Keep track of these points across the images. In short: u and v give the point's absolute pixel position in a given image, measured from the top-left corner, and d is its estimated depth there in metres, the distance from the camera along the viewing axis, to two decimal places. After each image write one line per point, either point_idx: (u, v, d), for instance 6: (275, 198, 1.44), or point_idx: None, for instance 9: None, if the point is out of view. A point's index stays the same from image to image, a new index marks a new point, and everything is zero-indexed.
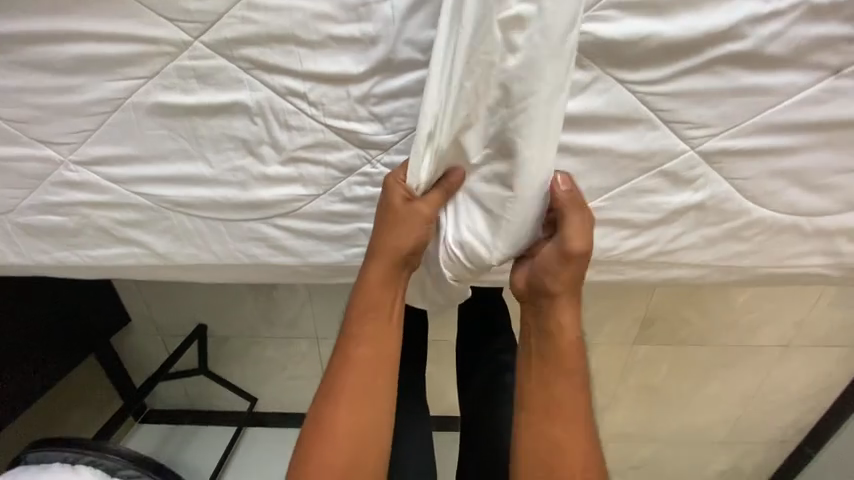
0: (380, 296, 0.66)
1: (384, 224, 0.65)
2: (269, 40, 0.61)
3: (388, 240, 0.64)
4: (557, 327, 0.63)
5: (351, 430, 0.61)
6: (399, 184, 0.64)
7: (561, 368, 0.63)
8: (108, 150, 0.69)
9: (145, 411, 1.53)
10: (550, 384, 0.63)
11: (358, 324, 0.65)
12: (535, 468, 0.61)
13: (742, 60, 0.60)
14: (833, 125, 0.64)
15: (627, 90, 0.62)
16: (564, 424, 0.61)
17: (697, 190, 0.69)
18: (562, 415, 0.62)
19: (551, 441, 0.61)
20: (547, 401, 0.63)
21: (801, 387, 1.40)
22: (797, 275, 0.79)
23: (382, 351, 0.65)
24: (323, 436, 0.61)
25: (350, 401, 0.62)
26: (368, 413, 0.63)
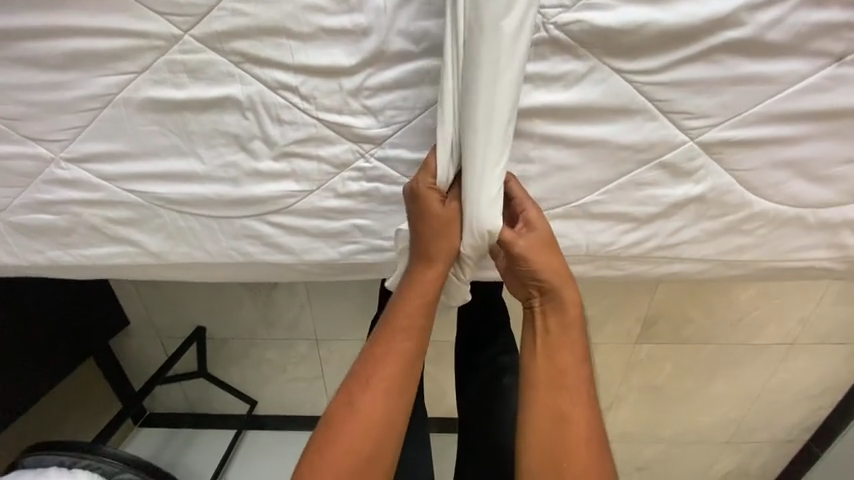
0: (422, 295, 0.64)
1: (427, 220, 0.63)
2: (260, 33, 0.60)
3: (435, 240, 0.64)
4: (558, 302, 0.63)
5: (382, 422, 0.59)
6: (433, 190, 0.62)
7: (561, 341, 0.63)
8: (99, 147, 0.68)
9: (144, 414, 1.52)
10: (556, 357, 0.62)
11: (399, 317, 0.63)
12: (548, 444, 0.58)
13: (741, 48, 0.59)
14: (835, 114, 0.63)
15: (624, 80, 0.61)
16: (571, 398, 0.60)
17: (697, 182, 0.67)
18: (569, 389, 0.61)
19: (556, 412, 0.59)
20: (554, 375, 0.61)
21: (806, 385, 1.37)
22: (800, 269, 0.77)
23: (419, 349, 0.63)
24: (349, 423, 0.58)
25: (385, 393, 0.60)
26: (402, 408, 0.60)
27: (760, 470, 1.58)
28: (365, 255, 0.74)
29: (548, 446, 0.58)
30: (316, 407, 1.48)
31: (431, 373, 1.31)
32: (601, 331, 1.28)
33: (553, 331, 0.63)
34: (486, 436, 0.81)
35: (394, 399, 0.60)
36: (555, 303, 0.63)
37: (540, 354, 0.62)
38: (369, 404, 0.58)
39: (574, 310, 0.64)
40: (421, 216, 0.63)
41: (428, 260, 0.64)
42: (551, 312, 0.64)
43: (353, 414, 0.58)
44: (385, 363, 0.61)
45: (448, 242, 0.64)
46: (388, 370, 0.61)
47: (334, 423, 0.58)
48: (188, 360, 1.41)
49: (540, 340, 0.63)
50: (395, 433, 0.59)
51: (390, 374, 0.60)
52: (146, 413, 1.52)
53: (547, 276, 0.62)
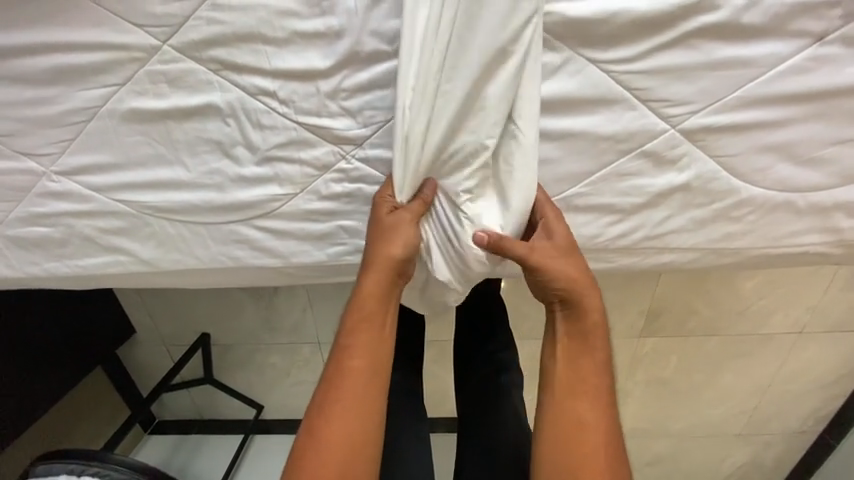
0: (374, 305, 0.64)
1: (376, 234, 0.64)
2: (235, 39, 0.62)
3: (382, 251, 0.63)
4: (584, 309, 0.63)
5: (347, 442, 0.58)
6: (387, 199, 0.65)
7: (583, 348, 0.63)
8: (88, 159, 0.69)
9: (154, 422, 1.54)
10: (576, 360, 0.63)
11: (352, 334, 0.63)
12: (571, 447, 0.58)
13: (716, 32, 0.59)
14: (819, 96, 0.62)
15: (600, 70, 0.61)
16: (591, 400, 0.61)
17: (681, 171, 0.67)
18: (588, 390, 0.61)
19: (577, 419, 0.60)
20: (574, 379, 0.62)
21: (818, 374, 1.35)
22: (796, 256, 0.76)
23: (374, 360, 0.62)
24: (316, 447, 0.57)
25: (345, 413, 0.59)
26: (364, 425, 0.59)
27: (774, 462, 1.54)
28: (352, 256, 0.74)
29: (570, 448, 0.58)
30: None
31: (433, 374, 1.31)
32: None
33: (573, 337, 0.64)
34: (487, 431, 0.80)
35: (355, 417, 0.59)
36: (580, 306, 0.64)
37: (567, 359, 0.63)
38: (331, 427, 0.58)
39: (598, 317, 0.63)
40: (378, 232, 0.64)
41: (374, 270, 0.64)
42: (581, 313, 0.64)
43: (318, 439, 0.58)
44: (343, 381, 0.60)
45: (388, 250, 0.63)
46: (344, 389, 0.60)
47: (301, 456, 0.57)
48: (192, 367, 1.42)
49: (561, 346, 0.64)
50: (360, 450, 0.58)
51: (349, 393, 0.60)
52: (156, 421, 1.54)
53: (573, 277, 0.63)
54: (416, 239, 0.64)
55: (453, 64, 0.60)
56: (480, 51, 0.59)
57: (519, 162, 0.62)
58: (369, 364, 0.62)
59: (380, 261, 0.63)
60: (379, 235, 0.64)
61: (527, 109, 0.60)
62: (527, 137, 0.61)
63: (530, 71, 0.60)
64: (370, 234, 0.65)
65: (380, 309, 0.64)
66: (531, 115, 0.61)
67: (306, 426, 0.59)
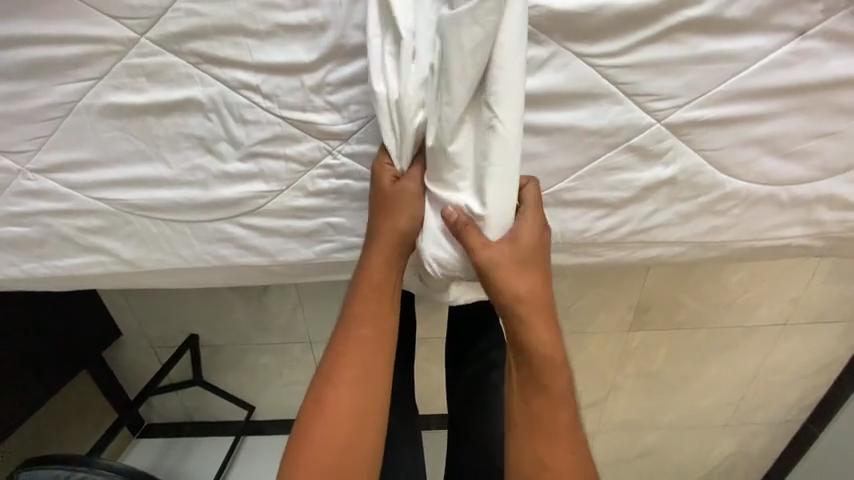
0: (380, 278, 0.64)
1: (380, 206, 0.64)
2: (216, 32, 0.60)
3: (386, 224, 0.63)
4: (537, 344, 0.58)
5: (351, 413, 0.58)
6: (387, 167, 0.64)
7: (541, 386, 0.58)
8: (65, 156, 0.67)
9: (143, 425, 1.51)
10: (532, 399, 0.58)
11: (358, 304, 0.63)
12: None
13: (700, 26, 0.59)
14: (801, 89, 0.63)
15: (586, 64, 0.61)
16: (550, 440, 0.56)
17: (667, 164, 0.67)
18: (547, 431, 0.57)
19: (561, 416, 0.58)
20: (532, 417, 0.58)
21: (801, 365, 1.37)
22: (781, 248, 0.77)
23: (381, 332, 0.62)
24: (320, 416, 0.58)
25: (349, 385, 0.59)
26: (367, 397, 0.59)
27: (760, 451, 1.57)
28: (340, 253, 0.73)
29: None
30: None
31: (425, 371, 1.30)
32: (592, 321, 1.28)
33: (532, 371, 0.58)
34: (476, 428, 0.80)
35: (359, 389, 0.59)
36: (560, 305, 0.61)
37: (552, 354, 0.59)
38: (335, 399, 0.58)
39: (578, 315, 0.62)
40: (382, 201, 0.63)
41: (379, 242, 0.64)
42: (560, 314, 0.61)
43: (322, 413, 0.58)
44: (347, 355, 0.60)
45: (391, 223, 0.63)
46: (349, 362, 0.60)
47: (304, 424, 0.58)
48: (180, 368, 1.40)
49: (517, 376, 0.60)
50: (362, 423, 0.58)
51: (352, 366, 0.60)
52: (144, 424, 1.51)
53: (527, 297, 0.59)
54: (420, 213, 0.63)
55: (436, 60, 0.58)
56: (459, 40, 0.55)
57: (499, 154, 0.58)
58: (373, 337, 0.62)
59: (386, 234, 0.63)
60: (382, 206, 0.64)
61: (508, 87, 0.56)
62: (510, 131, 0.58)
63: (511, 60, 0.56)
64: (372, 206, 0.65)
65: (386, 281, 0.64)
66: (514, 107, 0.57)
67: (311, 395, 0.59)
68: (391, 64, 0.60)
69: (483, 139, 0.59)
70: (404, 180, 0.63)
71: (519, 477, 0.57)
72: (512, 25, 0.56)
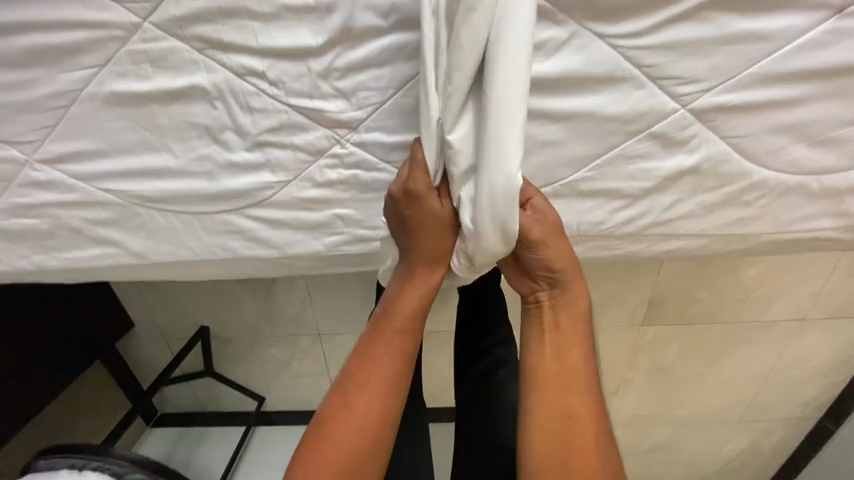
0: (413, 294, 0.64)
1: (420, 228, 0.61)
2: (220, 16, 0.58)
3: (426, 248, 0.63)
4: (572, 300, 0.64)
5: (373, 419, 0.60)
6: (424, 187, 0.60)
7: (571, 339, 0.62)
8: (71, 147, 0.66)
9: (157, 414, 1.53)
10: (564, 354, 0.61)
11: (390, 316, 0.64)
12: (553, 441, 0.59)
13: (731, 3, 0.56)
14: (837, 72, 0.59)
15: (606, 45, 0.58)
16: (578, 394, 0.60)
17: (691, 152, 0.64)
18: (575, 385, 0.60)
19: (564, 415, 0.59)
20: (562, 373, 0.61)
21: (821, 362, 1.34)
22: (808, 240, 0.73)
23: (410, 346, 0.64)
24: (344, 415, 0.60)
25: (377, 391, 0.61)
26: (388, 404, 0.61)
27: (775, 449, 1.54)
28: (350, 245, 0.72)
29: (556, 439, 0.59)
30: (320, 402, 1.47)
31: (434, 364, 1.29)
32: (605, 315, 1.25)
33: (562, 327, 0.63)
34: (484, 424, 0.79)
35: (386, 398, 0.61)
36: (565, 299, 0.64)
37: (549, 355, 0.62)
38: (363, 402, 0.60)
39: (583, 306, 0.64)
40: (419, 220, 0.61)
41: (417, 264, 0.64)
42: (562, 314, 0.63)
43: (347, 410, 0.60)
44: (378, 363, 0.62)
45: (429, 244, 0.62)
46: (377, 369, 0.62)
47: (327, 420, 0.60)
48: (191, 360, 1.41)
49: (549, 337, 0.62)
50: (384, 426, 0.61)
51: (380, 373, 0.62)
52: (157, 414, 1.53)
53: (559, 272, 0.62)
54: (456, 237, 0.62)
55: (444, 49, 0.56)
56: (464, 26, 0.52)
57: (497, 139, 0.53)
58: (404, 351, 0.63)
59: (421, 252, 0.63)
60: (423, 230, 0.61)
61: (513, 68, 0.52)
62: (513, 125, 0.53)
63: (516, 47, 0.52)
64: (409, 225, 0.62)
65: (418, 300, 0.64)
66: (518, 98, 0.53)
67: (336, 394, 0.62)
68: (431, 35, 0.55)
69: (483, 131, 0.54)
70: (445, 205, 0.61)
71: (548, 435, 0.59)
72: (519, 10, 0.51)
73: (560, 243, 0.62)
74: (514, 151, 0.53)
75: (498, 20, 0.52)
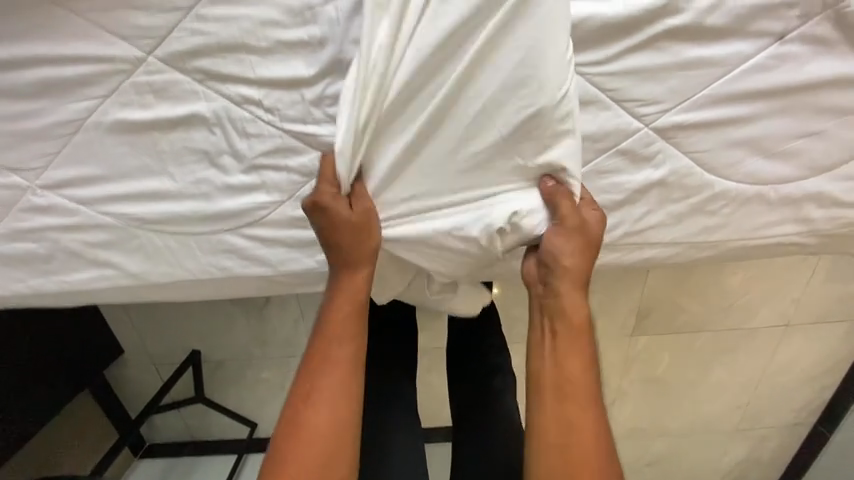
0: (346, 300, 0.63)
1: (337, 233, 0.63)
2: (220, 50, 0.63)
3: (347, 250, 0.63)
4: (570, 308, 0.62)
5: (324, 438, 0.56)
6: (332, 196, 0.63)
7: (570, 347, 0.61)
8: (73, 172, 0.69)
9: (144, 443, 1.50)
10: (561, 362, 0.60)
11: (327, 326, 0.61)
12: (552, 454, 0.56)
13: (682, 33, 0.63)
14: (783, 92, 0.66)
15: (574, 72, 0.64)
16: (575, 404, 0.58)
17: (657, 167, 0.69)
18: (573, 394, 0.59)
19: (564, 425, 0.57)
20: (558, 381, 0.59)
21: (808, 366, 1.37)
22: (774, 247, 0.78)
23: (351, 354, 0.61)
24: (292, 441, 0.56)
25: (327, 404, 0.58)
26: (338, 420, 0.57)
27: (771, 457, 1.55)
28: None
29: (555, 451, 0.56)
30: None
31: (428, 381, 1.30)
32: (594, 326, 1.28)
33: (559, 334, 0.61)
34: (480, 429, 0.79)
35: (337, 409, 0.58)
36: (559, 306, 0.62)
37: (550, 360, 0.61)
38: (310, 422, 0.57)
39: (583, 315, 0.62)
40: (332, 227, 0.63)
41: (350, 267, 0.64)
42: (558, 320, 0.62)
43: (295, 434, 0.56)
44: (323, 373, 0.59)
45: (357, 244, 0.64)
46: (324, 380, 0.59)
47: (279, 448, 0.56)
48: (182, 384, 1.40)
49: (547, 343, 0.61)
50: (340, 439, 0.57)
51: (325, 384, 0.59)
52: (145, 442, 1.50)
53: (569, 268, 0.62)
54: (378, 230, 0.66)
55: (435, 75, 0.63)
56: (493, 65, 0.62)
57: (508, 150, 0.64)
58: (350, 355, 0.61)
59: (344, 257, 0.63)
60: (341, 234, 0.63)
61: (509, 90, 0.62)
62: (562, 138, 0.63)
63: (556, 74, 0.61)
64: (328, 235, 0.63)
65: (355, 301, 0.63)
66: (564, 116, 0.62)
67: (284, 419, 0.58)
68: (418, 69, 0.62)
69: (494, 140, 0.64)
70: (356, 207, 0.64)
71: (547, 447, 0.57)
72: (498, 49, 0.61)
73: (579, 245, 0.63)
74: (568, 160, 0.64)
75: (484, 54, 0.62)
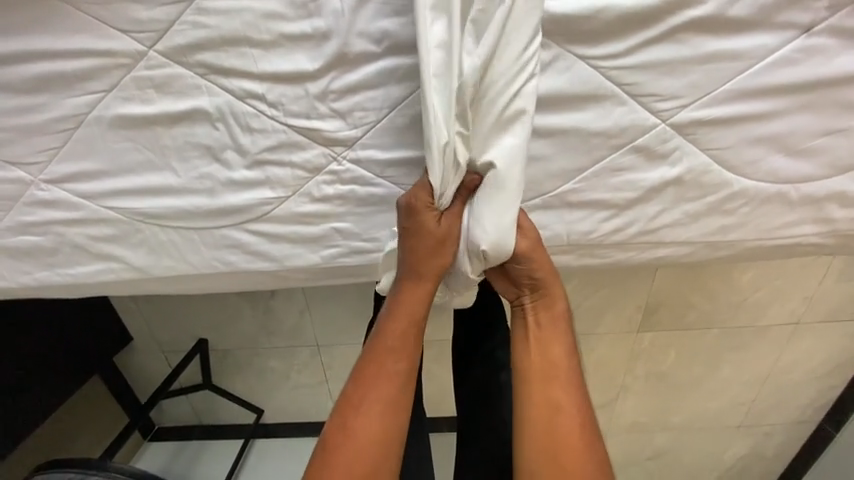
0: (409, 314, 0.65)
1: (419, 245, 0.64)
2: (222, 43, 0.62)
3: (422, 265, 0.65)
4: (550, 300, 0.67)
5: (375, 440, 0.61)
6: (427, 209, 0.63)
7: (552, 335, 0.66)
8: (76, 167, 0.69)
9: (154, 429, 1.53)
10: (547, 347, 0.65)
11: (388, 337, 0.64)
12: (538, 437, 0.62)
13: (705, 26, 0.59)
14: (808, 88, 0.62)
15: (589, 66, 0.61)
16: (561, 387, 0.64)
17: (673, 165, 0.67)
18: (558, 377, 0.64)
19: (547, 403, 0.63)
20: (545, 365, 0.64)
21: (816, 365, 1.35)
22: (790, 247, 0.75)
23: (408, 367, 0.65)
24: (344, 439, 0.60)
25: (384, 411, 0.62)
26: (390, 425, 0.62)
27: (775, 452, 1.55)
28: (346, 257, 0.74)
29: (541, 427, 0.62)
30: (321, 412, 1.47)
31: (432, 373, 1.30)
32: (601, 322, 1.27)
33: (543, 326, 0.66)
34: (484, 425, 0.79)
35: (385, 421, 0.62)
36: (545, 300, 0.67)
37: (534, 349, 0.65)
38: (363, 425, 0.61)
39: (561, 306, 0.68)
40: (417, 237, 0.63)
41: (417, 283, 0.66)
42: (542, 313, 0.67)
43: (348, 434, 0.60)
44: (379, 381, 0.63)
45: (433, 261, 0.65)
46: (378, 393, 0.62)
47: (330, 445, 0.61)
48: (190, 372, 1.42)
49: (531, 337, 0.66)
50: (389, 448, 0.61)
51: (379, 396, 0.62)
52: (156, 428, 1.53)
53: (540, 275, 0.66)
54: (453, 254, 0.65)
55: (445, 63, 0.58)
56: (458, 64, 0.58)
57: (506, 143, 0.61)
58: (405, 368, 0.64)
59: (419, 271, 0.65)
60: (420, 247, 0.64)
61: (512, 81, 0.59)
62: (502, 143, 0.61)
63: (507, 71, 0.59)
64: (410, 241, 0.64)
65: (418, 318, 0.66)
66: (509, 117, 0.60)
67: (336, 417, 0.62)
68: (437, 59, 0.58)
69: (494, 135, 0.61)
70: (441, 225, 0.64)
71: (536, 429, 0.62)
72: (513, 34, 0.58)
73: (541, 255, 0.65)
74: (514, 164, 0.60)
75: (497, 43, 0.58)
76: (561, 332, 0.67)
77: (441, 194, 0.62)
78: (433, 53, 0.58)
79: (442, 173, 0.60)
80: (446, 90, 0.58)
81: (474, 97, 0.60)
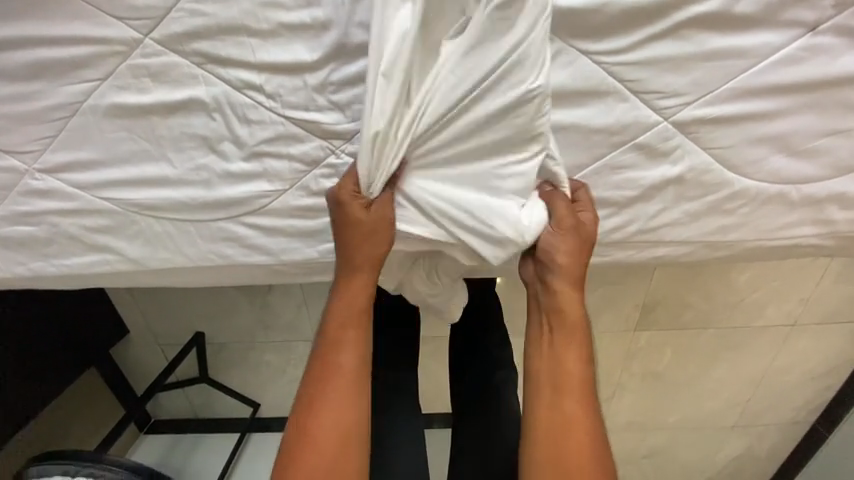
0: (353, 303, 0.64)
1: (351, 233, 0.63)
2: (220, 32, 0.61)
3: (359, 252, 0.63)
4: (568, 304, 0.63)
5: (334, 437, 0.59)
6: (352, 197, 0.62)
7: (568, 341, 0.62)
8: (71, 157, 0.68)
9: (150, 421, 1.52)
10: (559, 354, 0.62)
11: (334, 329, 0.63)
12: (545, 452, 0.58)
13: (709, 23, 0.59)
14: (812, 87, 0.62)
15: (591, 61, 0.60)
16: (573, 399, 0.60)
17: (675, 163, 0.66)
18: (569, 388, 0.60)
19: (557, 416, 0.59)
20: (556, 372, 0.61)
21: (811, 366, 1.36)
22: (791, 248, 0.75)
23: (359, 355, 0.63)
24: (303, 440, 0.58)
25: (337, 404, 0.60)
26: (346, 419, 0.60)
27: (769, 453, 1.55)
28: None
29: (548, 439, 0.58)
30: None
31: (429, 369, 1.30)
32: (599, 320, 1.27)
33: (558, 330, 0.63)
34: (479, 420, 0.78)
35: (341, 416, 0.60)
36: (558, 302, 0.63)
37: (545, 353, 0.63)
38: (319, 422, 0.59)
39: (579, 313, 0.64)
40: (346, 226, 0.63)
41: (356, 271, 0.64)
42: (557, 317, 0.63)
43: (305, 435, 0.59)
44: (331, 375, 0.61)
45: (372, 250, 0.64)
46: (331, 388, 0.61)
47: (292, 449, 0.59)
48: (186, 365, 1.41)
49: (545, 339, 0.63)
50: (349, 444, 0.59)
51: (334, 390, 0.61)
52: (151, 421, 1.52)
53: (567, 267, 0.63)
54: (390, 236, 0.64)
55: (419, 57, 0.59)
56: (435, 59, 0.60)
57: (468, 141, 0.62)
58: (356, 357, 0.63)
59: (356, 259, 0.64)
60: (353, 235, 0.63)
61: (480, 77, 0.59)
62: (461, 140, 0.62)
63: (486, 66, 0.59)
64: (342, 232, 0.63)
65: (364, 305, 0.65)
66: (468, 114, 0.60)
67: (294, 421, 0.61)
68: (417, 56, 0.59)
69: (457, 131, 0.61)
70: (372, 210, 0.63)
71: (542, 439, 0.59)
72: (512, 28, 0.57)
73: (571, 243, 0.63)
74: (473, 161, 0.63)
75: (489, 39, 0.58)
76: (579, 340, 0.63)
77: (370, 185, 0.62)
78: (393, 43, 0.58)
79: (370, 157, 0.60)
80: (406, 83, 0.59)
81: (442, 92, 0.60)
